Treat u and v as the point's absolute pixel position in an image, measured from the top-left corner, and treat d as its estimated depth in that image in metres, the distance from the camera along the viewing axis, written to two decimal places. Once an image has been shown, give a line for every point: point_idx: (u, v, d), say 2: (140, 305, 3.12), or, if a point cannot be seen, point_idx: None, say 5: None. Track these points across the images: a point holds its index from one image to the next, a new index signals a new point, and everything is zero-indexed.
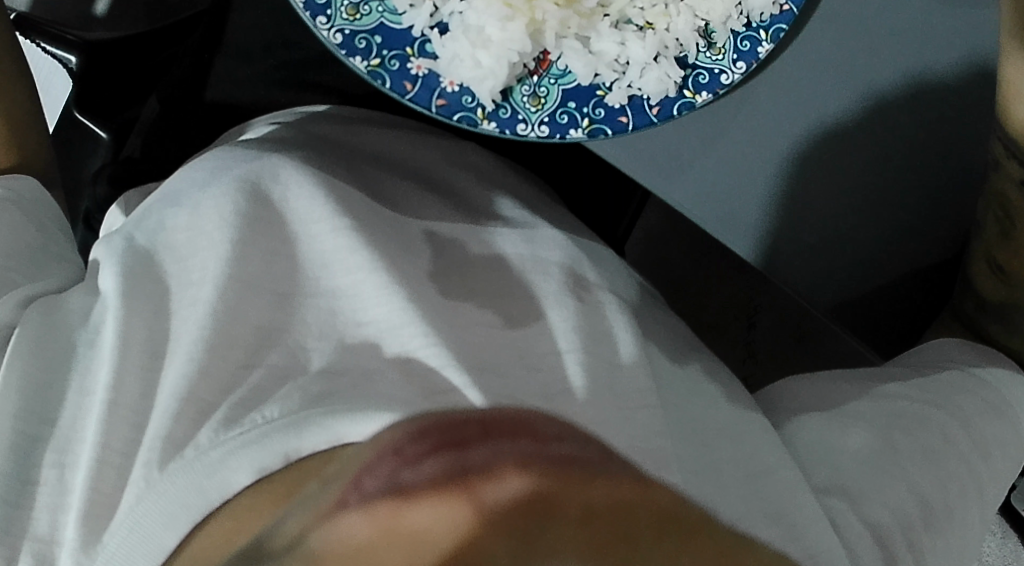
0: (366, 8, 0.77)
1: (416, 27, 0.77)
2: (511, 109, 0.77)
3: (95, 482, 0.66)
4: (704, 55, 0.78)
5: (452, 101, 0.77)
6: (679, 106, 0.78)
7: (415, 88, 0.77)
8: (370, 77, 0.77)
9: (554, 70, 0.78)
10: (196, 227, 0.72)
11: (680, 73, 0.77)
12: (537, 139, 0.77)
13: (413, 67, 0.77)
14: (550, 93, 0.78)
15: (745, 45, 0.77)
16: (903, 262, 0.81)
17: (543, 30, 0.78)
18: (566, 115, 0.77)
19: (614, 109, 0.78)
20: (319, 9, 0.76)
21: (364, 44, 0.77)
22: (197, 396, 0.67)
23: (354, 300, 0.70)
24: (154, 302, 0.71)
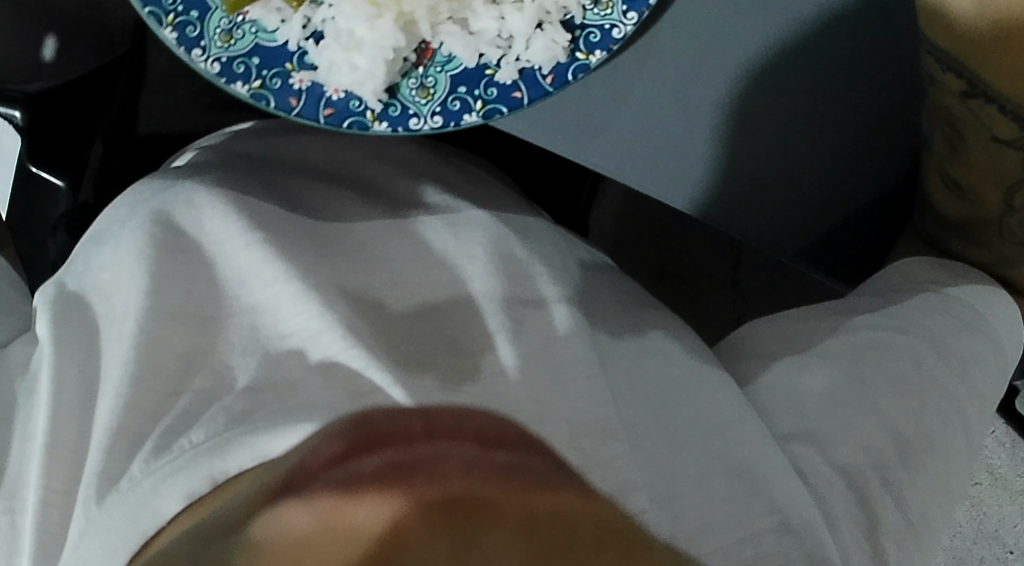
0: (239, 32, 0.84)
1: (292, 42, 0.84)
2: (400, 105, 0.84)
3: (42, 527, 0.70)
4: (592, 13, 0.83)
5: (339, 108, 0.84)
6: (574, 69, 0.82)
7: (300, 103, 0.84)
8: (253, 99, 0.83)
9: (439, 58, 0.84)
10: (117, 262, 0.76)
11: (566, 37, 0.82)
12: (431, 129, 0.83)
13: (294, 82, 0.84)
14: (438, 81, 0.84)
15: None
16: (855, 188, 0.85)
17: (415, 20, 0.84)
18: (457, 101, 0.83)
19: (506, 85, 0.83)
20: (195, 43, 0.83)
21: (244, 69, 0.83)
22: (128, 429, 0.70)
23: (275, 312, 0.74)
24: (85, 344, 0.75)
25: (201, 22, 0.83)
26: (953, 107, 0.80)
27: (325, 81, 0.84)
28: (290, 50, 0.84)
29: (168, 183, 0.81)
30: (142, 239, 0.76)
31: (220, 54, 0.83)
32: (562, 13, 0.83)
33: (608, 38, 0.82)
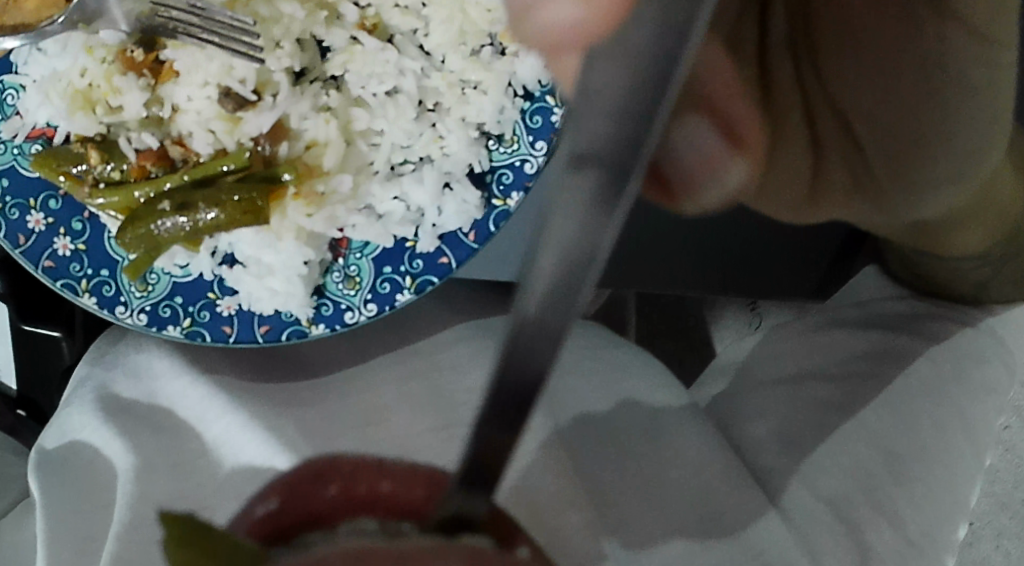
0: (154, 278, 0.80)
1: (207, 271, 0.81)
2: (331, 302, 0.81)
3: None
4: (498, 152, 0.81)
5: (274, 323, 0.80)
6: (494, 217, 0.80)
7: (234, 328, 0.80)
8: (189, 337, 0.80)
9: (355, 244, 0.81)
10: (87, 423, 0.82)
11: (474, 193, 0.80)
12: (368, 318, 0.80)
13: (222, 309, 0.80)
14: (362, 267, 0.81)
15: (536, 122, 0.80)
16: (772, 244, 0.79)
17: (315, 232, 0.81)
18: (386, 282, 0.80)
19: (430, 254, 0.80)
20: (115, 301, 0.79)
21: (170, 312, 0.80)
22: None
23: (230, 444, 0.81)
24: (74, 505, 0.79)
25: (114, 278, 0.80)
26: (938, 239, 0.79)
27: (252, 302, 0.81)
28: (209, 279, 0.81)
29: (119, 344, 0.86)
30: (106, 401, 0.82)
31: (144, 304, 0.80)
32: (467, 169, 0.81)
33: (521, 174, 0.80)
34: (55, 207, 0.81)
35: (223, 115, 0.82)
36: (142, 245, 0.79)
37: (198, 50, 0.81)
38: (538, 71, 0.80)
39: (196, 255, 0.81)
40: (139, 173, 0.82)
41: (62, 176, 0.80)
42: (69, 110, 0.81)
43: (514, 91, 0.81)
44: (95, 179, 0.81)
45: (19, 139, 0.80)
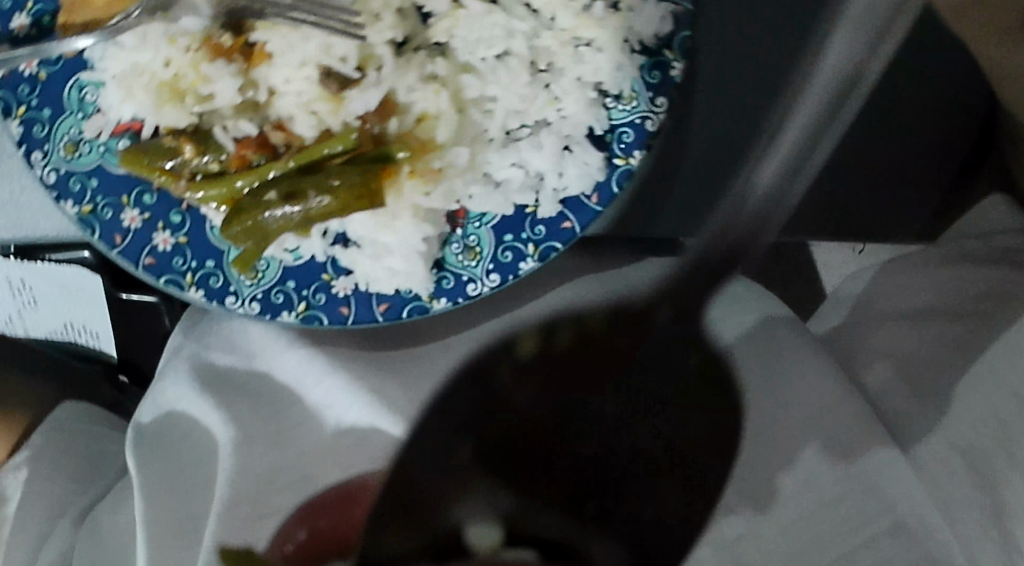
0: (262, 264, 0.75)
1: (318, 251, 0.75)
2: (453, 276, 0.75)
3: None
4: (618, 110, 0.75)
5: (393, 300, 0.75)
6: (619, 177, 0.75)
7: (352, 309, 0.75)
8: (305, 323, 0.75)
9: (474, 214, 0.76)
10: (183, 393, 0.80)
11: (596, 157, 0.75)
12: (490, 290, 0.75)
13: (337, 291, 0.75)
14: (482, 237, 0.75)
15: (655, 76, 0.74)
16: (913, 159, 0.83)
17: (432, 209, 0.76)
18: (509, 251, 0.75)
19: (552, 219, 0.75)
20: (223, 293, 0.75)
21: (281, 297, 0.75)
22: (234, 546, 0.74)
23: (333, 406, 0.80)
24: (171, 482, 0.77)
25: (220, 269, 0.75)
26: None
27: (369, 280, 0.75)
28: (322, 259, 0.76)
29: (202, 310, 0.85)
30: (200, 369, 0.81)
31: (254, 292, 0.75)
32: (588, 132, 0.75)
33: (642, 133, 0.75)
34: (149, 201, 0.76)
35: (324, 96, 0.77)
36: (249, 234, 0.74)
37: (291, 31, 0.76)
38: (655, 19, 0.74)
39: (306, 236, 0.76)
40: (240, 162, 0.77)
41: (155, 172, 0.75)
42: (156, 102, 0.76)
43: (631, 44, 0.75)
44: (192, 173, 0.76)
45: (104, 136, 0.76)
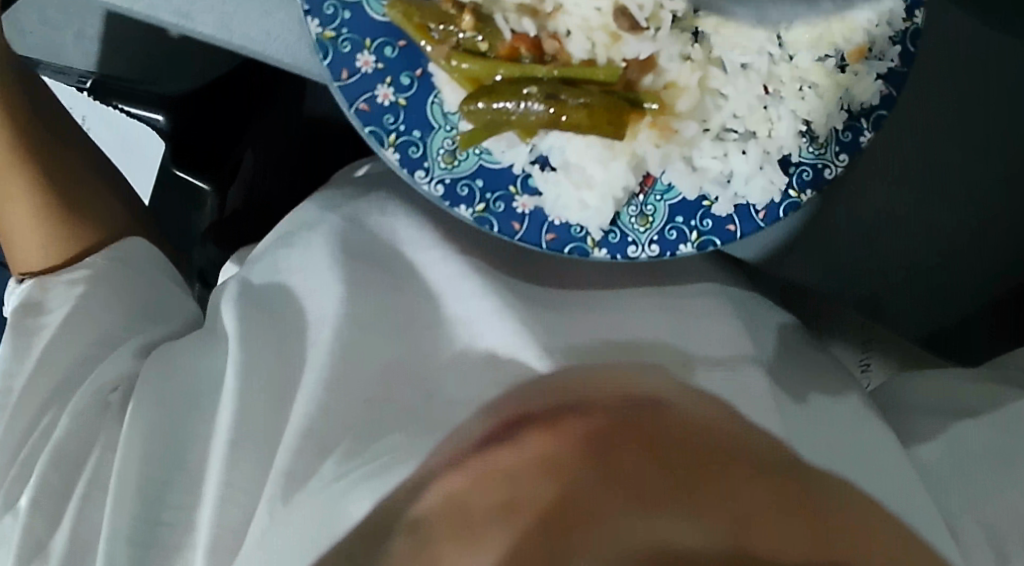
0: (462, 158, 1.06)
1: (517, 166, 1.07)
2: (620, 232, 1.08)
3: (220, 518, 1.06)
4: (808, 151, 1.08)
5: (561, 233, 1.08)
6: (784, 208, 1.08)
7: (523, 227, 1.07)
8: (478, 218, 1.06)
9: (659, 186, 1.09)
10: (306, 264, 1.17)
11: (782, 179, 1.08)
12: (649, 255, 1.08)
13: (518, 205, 1.07)
14: (656, 209, 1.09)
15: (847, 136, 1.08)
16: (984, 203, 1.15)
17: (644, 160, 1.08)
18: (674, 230, 1.08)
19: (720, 218, 1.09)
20: (417, 164, 1.06)
21: (468, 192, 1.06)
22: (318, 434, 1.08)
23: (469, 326, 1.16)
24: (269, 343, 1.12)
25: (422, 141, 1.06)
26: None
27: (550, 209, 1.07)
28: (515, 175, 1.08)
29: (353, 200, 1.22)
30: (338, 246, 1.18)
31: (445, 176, 1.06)
32: (782, 153, 1.09)
33: (820, 176, 1.08)
34: (387, 53, 1.06)
35: (609, 31, 1.08)
36: (484, 121, 1.05)
37: None
38: (870, 94, 1.07)
39: (514, 149, 1.08)
40: (511, 51, 1.08)
41: (416, 28, 1.05)
42: None
43: (843, 109, 1.08)
44: (456, 42, 1.07)
45: None
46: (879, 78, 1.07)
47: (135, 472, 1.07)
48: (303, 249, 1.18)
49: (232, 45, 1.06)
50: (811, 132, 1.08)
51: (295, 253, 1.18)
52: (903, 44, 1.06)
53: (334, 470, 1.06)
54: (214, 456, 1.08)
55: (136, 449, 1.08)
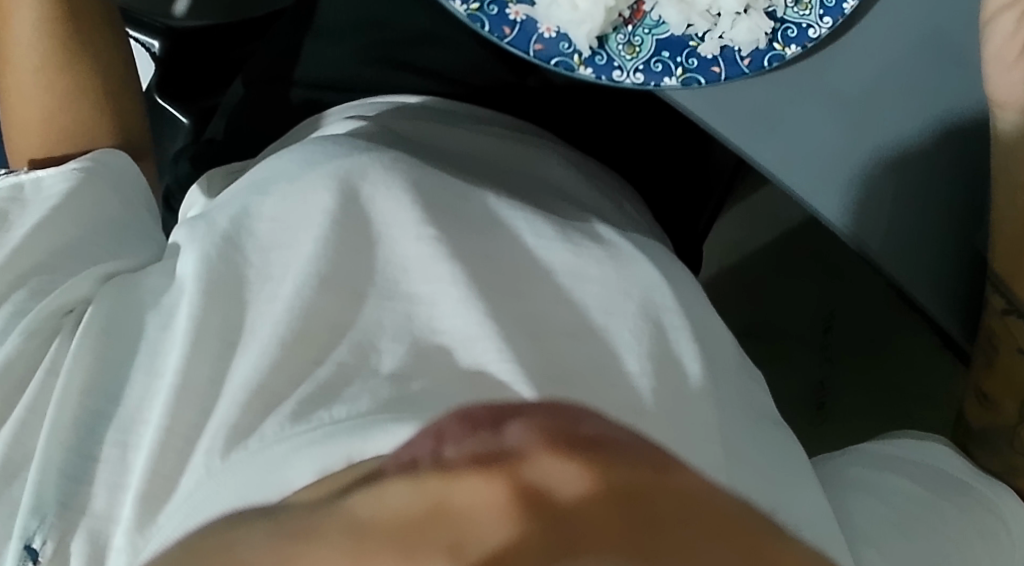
0: None
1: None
2: (605, 56, 1.27)
3: (154, 465, 1.03)
4: (791, 11, 1.26)
5: (548, 47, 1.27)
6: (768, 57, 1.26)
7: (511, 34, 1.27)
8: (471, 17, 1.26)
9: (648, 22, 1.27)
10: (278, 221, 1.15)
11: (766, 26, 1.25)
12: (632, 81, 1.27)
13: (511, 14, 1.27)
14: (643, 41, 1.27)
15: (831, 2, 1.25)
16: (946, 181, 1.26)
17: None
18: (660, 63, 1.27)
19: (707, 59, 1.26)
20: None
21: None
22: (268, 387, 1.06)
23: (432, 305, 1.11)
24: (225, 299, 1.11)
25: None
26: (995, 323, 1.25)
27: (540, 21, 1.27)
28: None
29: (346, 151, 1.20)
30: (334, 202, 1.15)
31: None
32: (769, 4, 1.26)
33: (804, 34, 1.25)
34: None
35: None
36: None
37: None
38: None
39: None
40: None
41: None
42: None
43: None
44: None
45: None
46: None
47: (75, 400, 1.07)
48: (281, 202, 1.16)
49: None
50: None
51: (271, 205, 1.16)
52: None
53: (275, 433, 1.02)
54: (156, 397, 1.06)
55: (81, 379, 1.08)
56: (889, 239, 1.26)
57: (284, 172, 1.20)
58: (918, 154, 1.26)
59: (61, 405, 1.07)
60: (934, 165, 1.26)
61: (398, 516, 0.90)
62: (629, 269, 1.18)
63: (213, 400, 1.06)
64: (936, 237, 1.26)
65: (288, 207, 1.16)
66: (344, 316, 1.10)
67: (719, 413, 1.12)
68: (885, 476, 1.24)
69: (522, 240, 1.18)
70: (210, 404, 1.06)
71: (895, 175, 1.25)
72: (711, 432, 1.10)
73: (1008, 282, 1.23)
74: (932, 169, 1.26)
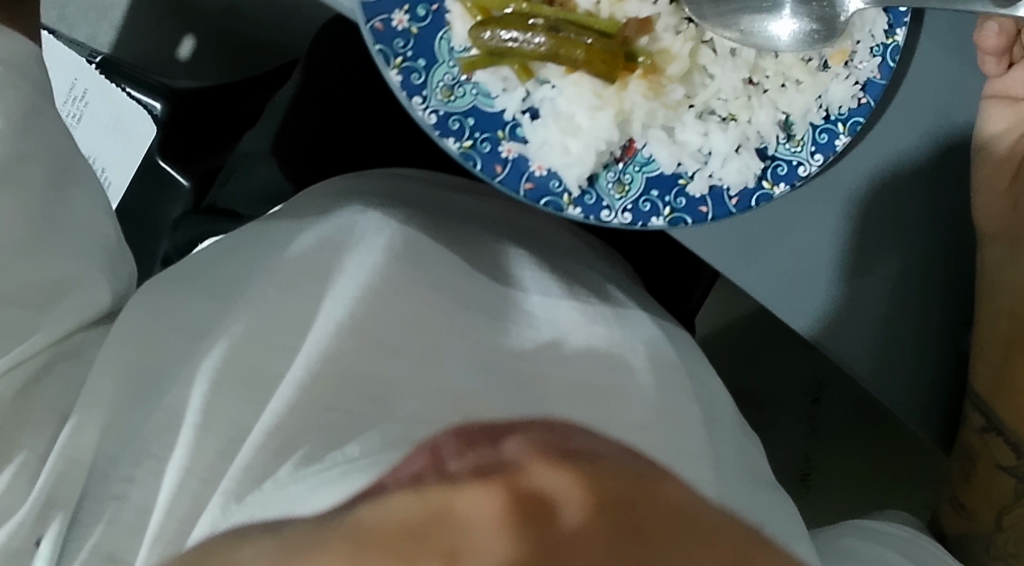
0: (461, 92, 1.08)
1: (508, 111, 1.09)
2: (595, 196, 1.09)
3: (169, 508, 0.95)
4: (785, 148, 1.10)
5: (539, 185, 1.09)
6: (757, 196, 1.09)
7: (504, 171, 1.08)
8: (464, 155, 1.08)
9: (639, 158, 1.10)
10: (293, 262, 1.10)
11: (757, 165, 1.09)
12: (620, 222, 1.09)
13: (503, 150, 1.08)
14: (634, 178, 1.10)
15: (823, 138, 1.09)
16: (932, 288, 1.14)
17: (630, 123, 1.10)
18: (648, 204, 1.09)
19: (694, 199, 1.09)
20: (416, 90, 1.07)
21: (458, 127, 1.07)
22: (281, 432, 0.98)
23: None
24: (241, 340, 1.04)
25: (426, 70, 1.07)
26: (975, 441, 1.18)
27: (532, 157, 1.08)
28: (505, 120, 1.09)
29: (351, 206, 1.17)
30: (347, 245, 1.12)
31: (440, 107, 1.07)
32: (760, 141, 1.10)
33: (794, 172, 1.10)
34: None
35: None
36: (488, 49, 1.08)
37: None
38: (848, 99, 1.09)
39: (508, 92, 1.09)
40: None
41: None
42: None
43: (822, 107, 1.10)
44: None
45: None
46: (857, 83, 1.09)
47: (92, 443, 1.02)
48: (299, 242, 1.12)
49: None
50: (789, 126, 1.10)
51: (301, 241, 1.12)
52: (883, 57, 1.09)
53: (289, 473, 0.94)
54: (180, 439, 0.99)
55: (98, 418, 1.02)
56: (880, 355, 1.14)
57: (279, 231, 1.15)
58: (914, 265, 1.13)
59: (74, 446, 1.02)
60: (929, 284, 1.14)
61: (402, 528, 0.83)
62: (638, 340, 1.18)
63: (232, 443, 0.99)
64: (923, 345, 1.15)
65: (310, 251, 1.11)
66: (360, 368, 1.03)
67: (728, 470, 1.10)
68: (876, 551, 1.22)
69: (534, 314, 1.16)
70: (231, 446, 0.99)
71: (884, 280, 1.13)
72: (729, 479, 1.07)
73: (994, 405, 1.16)
74: (921, 276, 1.14)
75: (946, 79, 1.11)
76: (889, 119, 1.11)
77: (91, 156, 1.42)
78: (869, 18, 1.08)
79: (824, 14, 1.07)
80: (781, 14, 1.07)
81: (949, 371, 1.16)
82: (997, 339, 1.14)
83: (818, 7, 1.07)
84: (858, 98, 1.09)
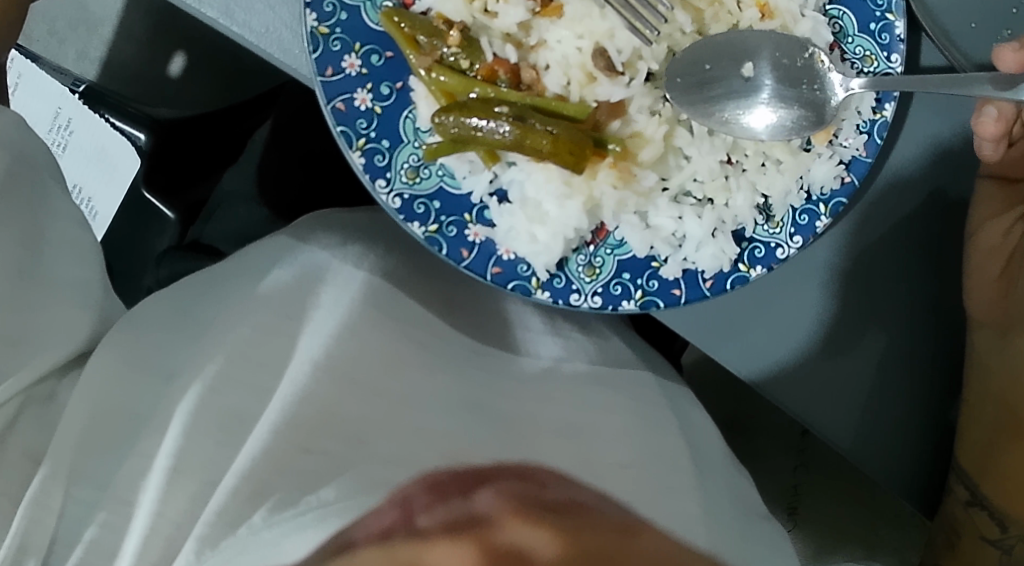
0: (426, 174, 1.01)
1: (475, 194, 1.02)
2: (565, 279, 1.02)
3: (141, 551, 0.92)
4: (763, 229, 1.04)
5: (507, 269, 1.02)
6: (732, 279, 1.03)
7: (471, 256, 1.01)
8: (429, 240, 1.01)
9: (611, 241, 1.03)
10: (272, 305, 1.07)
11: (733, 249, 1.03)
12: (590, 306, 1.03)
13: (470, 233, 1.01)
14: (605, 262, 1.03)
15: (804, 220, 1.03)
16: (922, 352, 1.07)
17: (600, 207, 1.02)
18: (619, 286, 1.03)
19: (668, 281, 1.03)
20: (380, 173, 1.00)
21: (424, 210, 1.01)
22: (253, 475, 0.94)
23: None
24: (215, 381, 1.00)
25: (389, 152, 1.00)
26: (961, 516, 1.08)
27: (500, 241, 1.01)
28: (473, 203, 1.02)
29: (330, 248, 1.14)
30: (325, 293, 1.09)
31: (404, 190, 1.00)
32: (736, 224, 1.04)
33: (772, 255, 1.03)
34: (374, 62, 1.00)
35: (585, 70, 1.02)
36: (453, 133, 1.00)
37: (596, 10, 1.01)
38: (830, 179, 1.03)
39: (475, 175, 1.02)
40: (489, 74, 1.03)
41: (405, 36, 1.00)
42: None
43: (803, 188, 1.03)
44: (438, 57, 1.01)
45: None
46: (841, 163, 1.03)
47: (61, 489, 0.98)
48: (278, 284, 1.09)
49: (230, 33, 1.01)
50: (767, 208, 1.04)
51: (280, 276, 1.10)
52: (870, 134, 1.03)
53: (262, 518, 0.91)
54: (148, 483, 0.95)
55: (66, 462, 0.99)
56: (863, 435, 1.07)
57: (262, 266, 1.12)
58: (908, 322, 1.06)
59: (44, 493, 0.97)
60: (916, 366, 1.07)
61: None
62: (619, 367, 1.15)
63: (211, 486, 0.95)
64: (909, 413, 1.07)
65: (288, 295, 1.08)
66: (337, 409, 0.99)
67: (738, 509, 1.05)
68: None
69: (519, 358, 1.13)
70: (207, 490, 0.94)
71: (869, 347, 1.06)
72: (726, 519, 1.02)
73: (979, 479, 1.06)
74: (911, 338, 1.07)
75: (952, 115, 1.05)
76: (875, 190, 1.06)
77: (75, 184, 1.38)
78: (855, 97, 1.02)
79: (812, 100, 1.00)
80: (762, 102, 1.00)
81: (937, 439, 1.08)
82: (983, 417, 1.05)
83: (808, 91, 1.00)
84: (841, 177, 1.03)
